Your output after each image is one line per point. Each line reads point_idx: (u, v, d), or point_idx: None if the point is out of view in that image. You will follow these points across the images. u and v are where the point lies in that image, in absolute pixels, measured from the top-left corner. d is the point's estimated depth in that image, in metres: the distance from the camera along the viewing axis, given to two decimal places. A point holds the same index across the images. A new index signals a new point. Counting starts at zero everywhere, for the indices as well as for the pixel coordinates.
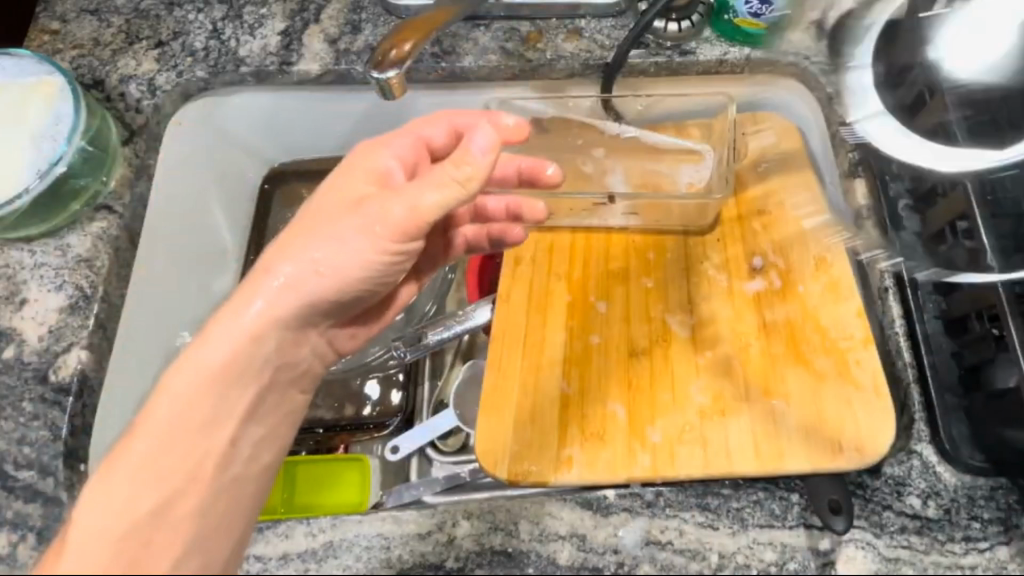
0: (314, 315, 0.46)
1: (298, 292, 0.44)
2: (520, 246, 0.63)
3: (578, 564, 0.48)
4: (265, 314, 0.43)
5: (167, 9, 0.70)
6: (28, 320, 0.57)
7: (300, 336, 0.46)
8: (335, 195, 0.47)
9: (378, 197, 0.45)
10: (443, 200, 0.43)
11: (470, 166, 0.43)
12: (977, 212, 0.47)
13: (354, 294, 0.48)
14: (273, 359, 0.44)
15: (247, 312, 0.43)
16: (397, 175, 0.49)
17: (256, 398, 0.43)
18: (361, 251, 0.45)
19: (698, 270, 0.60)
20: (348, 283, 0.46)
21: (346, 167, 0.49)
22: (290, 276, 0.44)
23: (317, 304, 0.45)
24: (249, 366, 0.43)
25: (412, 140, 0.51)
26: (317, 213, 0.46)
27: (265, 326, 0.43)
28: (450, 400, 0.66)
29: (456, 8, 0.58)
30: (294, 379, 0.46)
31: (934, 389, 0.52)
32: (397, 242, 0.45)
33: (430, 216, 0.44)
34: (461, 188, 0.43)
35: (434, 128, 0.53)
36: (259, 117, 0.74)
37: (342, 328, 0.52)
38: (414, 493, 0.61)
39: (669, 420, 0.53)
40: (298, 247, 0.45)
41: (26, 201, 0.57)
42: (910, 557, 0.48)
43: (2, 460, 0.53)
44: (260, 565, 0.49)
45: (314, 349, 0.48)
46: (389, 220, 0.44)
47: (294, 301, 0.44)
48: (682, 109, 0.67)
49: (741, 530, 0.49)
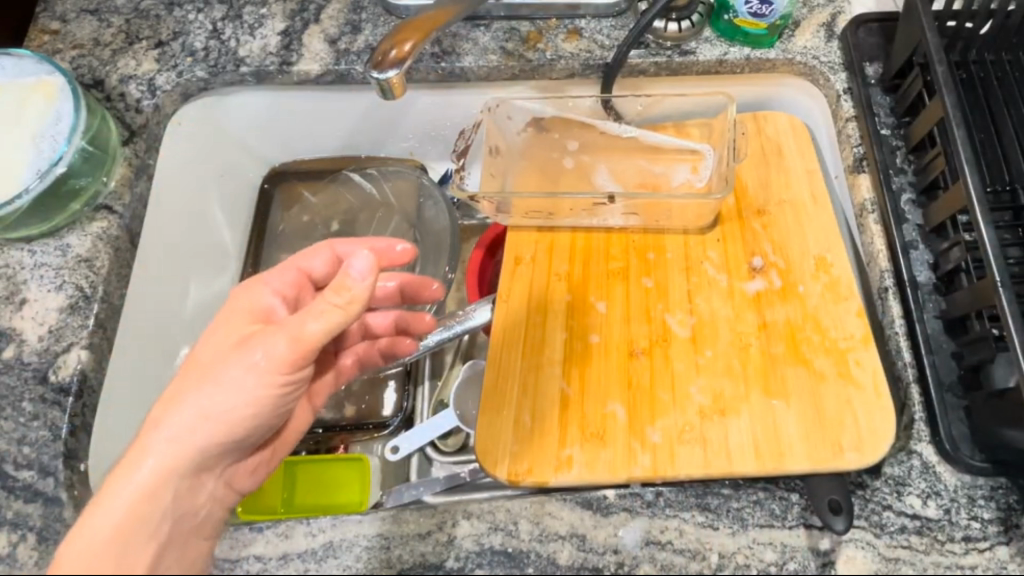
0: (210, 459, 0.41)
1: (189, 443, 0.40)
2: (520, 245, 0.64)
3: (577, 564, 0.48)
4: (158, 468, 0.39)
5: (167, 9, 0.71)
6: (28, 320, 0.57)
7: (196, 480, 0.41)
8: (216, 347, 0.44)
9: (262, 332, 0.42)
10: (328, 326, 0.41)
11: (349, 291, 0.41)
12: (977, 212, 0.48)
13: (253, 433, 0.43)
14: (171, 511, 0.39)
15: (137, 469, 0.38)
16: (281, 311, 0.47)
17: (157, 556, 0.38)
18: (253, 387, 0.41)
19: (696, 271, 0.60)
20: (244, 425, 0.42)
21: (228, 306, 0.47)
22: (178, 427, 0.40)
23: (209, 452, 0.41)
24: (162, 505, 0.38)
25: (293, 274, 0.50)
26: (200, 364, 0.43)
27: (162, 481, 0.39)
28: (451, 400, 0.66)
29: (456, 8, 0.57)
30: (195, 530, 0.41)
31: (935, 388, 0.52)
32: (288, 374, 0.42)
33: (316, 344, 0.41)
34: (344, 312, 0.41)
35: (317, 261, 0.51)
36: (259, 116, 0.74)
37: (244, 464, 0.46)
38: (414, 494, 0.61)
39: (669, 420, 0.53)
40: (186, 395, 0.41)
41: (25, 201, 0.56)
42: (910, 557, 0.48)
43: (2, 460, 0.53)
44: (260, 565, 0.48)
45: (212, 495, 0.43)
46: (276, 352, 0.41)
47: (184, 456, 0.40)
48: (680, 110, 0.67)
49: (741, 530, 0.49)
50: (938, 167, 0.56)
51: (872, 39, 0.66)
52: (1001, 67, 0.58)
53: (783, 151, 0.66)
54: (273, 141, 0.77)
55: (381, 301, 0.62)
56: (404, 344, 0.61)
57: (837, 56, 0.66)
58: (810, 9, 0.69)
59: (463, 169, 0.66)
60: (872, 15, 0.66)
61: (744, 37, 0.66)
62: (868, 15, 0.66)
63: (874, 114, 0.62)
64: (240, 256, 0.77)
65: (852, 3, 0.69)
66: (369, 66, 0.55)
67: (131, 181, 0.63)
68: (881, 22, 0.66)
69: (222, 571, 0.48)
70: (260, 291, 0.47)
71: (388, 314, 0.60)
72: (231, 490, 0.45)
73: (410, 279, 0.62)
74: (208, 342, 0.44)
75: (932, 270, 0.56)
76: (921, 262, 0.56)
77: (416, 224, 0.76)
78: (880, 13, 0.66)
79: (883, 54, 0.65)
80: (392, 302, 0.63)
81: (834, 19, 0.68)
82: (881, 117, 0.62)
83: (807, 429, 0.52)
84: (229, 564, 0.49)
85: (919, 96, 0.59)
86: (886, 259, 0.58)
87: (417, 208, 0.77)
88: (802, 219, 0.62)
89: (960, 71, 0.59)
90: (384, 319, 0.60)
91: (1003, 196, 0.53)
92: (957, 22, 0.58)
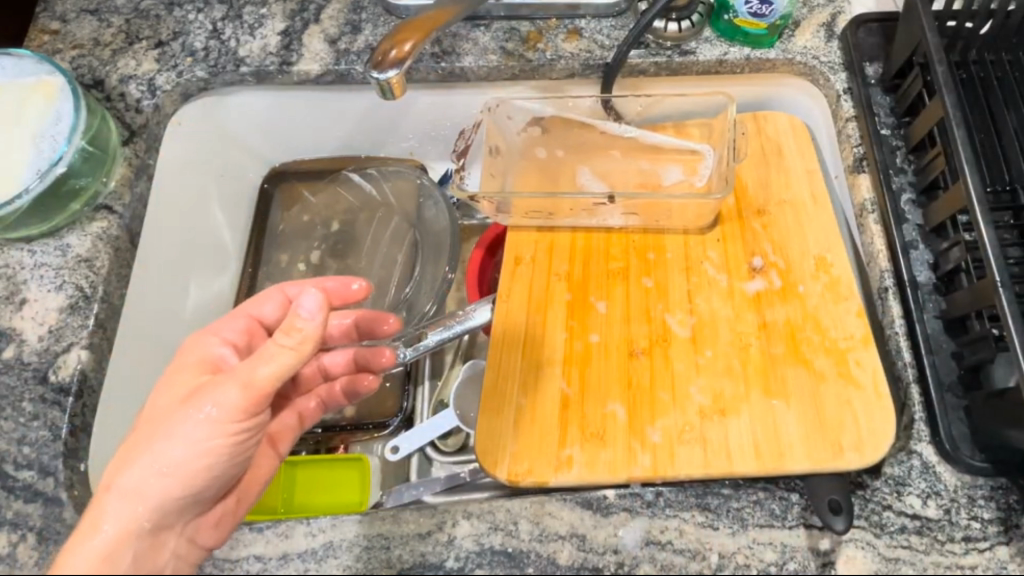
0: (168, 516, 0.41)
1: (144, 503, 0.40)
2: (521, 245, 0.64)
3: (577, 564, 0.48)
4: (118, 531, 0.39)
5: (167, 10, 0.71)
6: (28, 320, 0.57)
7: (157, 538, 0.41)
8: (169, 402, 0.43)
9: (211, 382, 0.42)
10: (277, 371, 0.40)
11: (301, 331, 0.40)
12: (977, 212, 0.48)
13: (212, 485, 0.43)
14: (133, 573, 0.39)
15: (95, 536, 0.38)
16: (231, 360, 0.47)
17: None
18: (205, 439, 0.40)
19: (695, 271, 0.60)
20: (200, 478, 0.41)
21: (176, 362, 0.47)
22: (131, 488, 0.39)
23: (165, 510, 0.41)
24: (121, 567, 0.39)
25: (242, 321, 0.50)
26: (154, 420, 0.42)
27: (121, 544, 0.39)
28: (451, 400, 0.66)
29: (456, 8, 0.57)
30: None
31: (935, 388, 0.52)
32: (242, 422, 0.41)
33: (267, 389, 0.40)
34: (295, 354, 0.40)
35: (267, 306, 0.51)
36: (259, 116, 0.74)
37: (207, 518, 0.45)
38: (414, 493, 0.61)
39: (669, 419, 0.53)
40: (139, 453, 0.40)
41: (25, 201, 0.56)
42: (910, 557, 0.48)
43: (2, 460, 0.53)
44: (260, 565, 0.48)
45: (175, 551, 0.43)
46: (225, 402, 0.40)
47: (143, 515, 0.40)
48: (679, 110, 0.67)
49: (741, 530, 0.49)
50: (938, 167, 0.56)
51: (872, 39, 0.66)
52: (1001, 67, 0.58)
53: (783, 151, 0.66)
54: (273, 142, 0.77)
55: (337, 339, 0.60)
56: (365, 380, 0.58)
57: (837, 56, 0.66)
58: (810, 9, 0.69)
59: (463, 169, 0.66)
60: (872, 15, 0.66)
61: (744, 37, 0.66)
62: (868, 15, 0.66)
63: (874, 114, 0.62)
64: (240, 256, 0.76)
65: (852, 3, 0.69)
66: (369, 66, 0.55)
67: (130, 181, 0.63)
68: (881, 21, 0.66)
69: (221, 571, 0.48)
70: (208, 343, 0.47)
71: (344, 352, 0.58)
72: (201, 541, 0.45)
73: (363, 314, 0.60)
74: (157, 400, 0.44)
75: (932, 270, 0.56)
76: (921, 262, 0.56)
77: (416, 224, 0.76)
78: (880, 13, 0.66)
79: (883, 54, 0.65)
80: (348, 339, 0.60)
81: (834, 19, 0.68)
82: (881, 117, 0.62)
83: (807, 429, 0.52)
84: (227, 564, 0.49)
85: (919, 96, 0.59)
86: (886, 259, 0.58)
87: (418, 208, 0.76)
88: (802, 219, 0.62)
89: (960, 71, 0.59)
90: (341, 358, 0.58)
91: (1003, 196, 0.53)
92: (958, 22, 0.58)
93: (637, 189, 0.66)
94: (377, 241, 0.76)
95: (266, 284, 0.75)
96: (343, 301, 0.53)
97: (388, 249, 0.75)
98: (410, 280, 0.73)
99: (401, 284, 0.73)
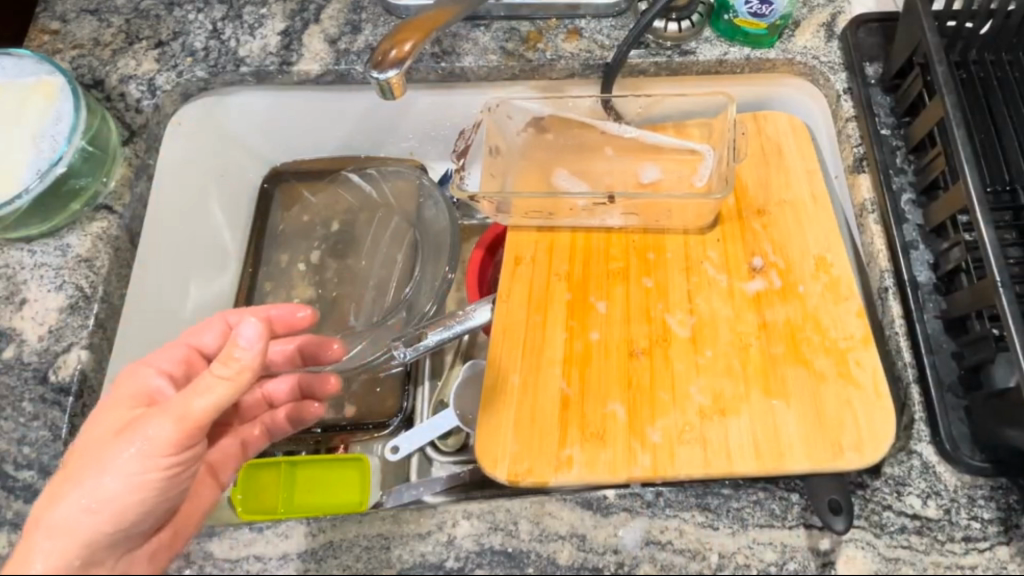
0: (100, 552, 0.40)
1: (72, 539, 0.39)
2: (521, 245, 0.63)
3: (577, 564, 0.48)
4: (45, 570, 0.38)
5: (167, 9, 0.70)
6: (28, 320, 0.57)
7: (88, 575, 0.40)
8: (101, 433, 0.43)
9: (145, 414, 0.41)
10: (212, 403, 0.40)
11: (238, 361, 0.39)
12: (977, 212, 0.48)
13: (147, 520, 0.42)
14: None
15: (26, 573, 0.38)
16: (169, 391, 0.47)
17: None
18: (136, 474, 0.40)
19: (695, 271, 0.60)
20: (132, 513, 0.41)
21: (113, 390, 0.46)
22: (61, 524, 0.39)
23: (95, 546, 0.40)
24: None
25: (181, 350, 0.49)
26: (88, 452, 0.42)
27: None
28: (451, 400, 0.65)
29: (456, 8, 0.57)
30: None
31: (935, 389, 0.52)
32: (174, 456, 0.40)
33: (201, 422, 0.40)
34: (230, 385, 0.40)
35: (208, 334, 0.50)
36: (259, 116, 0.74)
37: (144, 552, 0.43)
38: (414, 493, 0.61)
39: (669, 420, 0.53)
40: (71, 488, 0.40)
41: (25, 202, 0.56)
42: (910, 557, 0.48)
43: (2, 460, 0.53)
44: (260, 565, 0.48)
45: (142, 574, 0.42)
46: (156, 436, 0.40)
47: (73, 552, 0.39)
48: (678, 110, 0.67)
49: (741, 530, 0.49)
50: (938, 167, 0.56)
51: (872, 39, 0.66)
52: (1000, 67, 0.58)
53: (783, 150, 0.66)
54: (273, 141, 0.77)
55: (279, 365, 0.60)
56: (311, 407, 0.58)
57: (838, 56, 0.66)
58: (810, 9, 0.69)
59: (463, 169, 0.66)
60: (873, 15, 0.66)
61: (745, 37, 0.66)
62: (868, 14, 0.66)
63: (874, 114, 0.62)
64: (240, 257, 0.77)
65: (852, 3, 0.69)
66: (369, 66, 0.55)
67: (130, 180, 0.63)
68: (882, 21, 0.66)
69: (222, 572, 0.48)
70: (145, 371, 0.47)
71: (289, 378, 0.57)
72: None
73: (308, 340, 0.59)
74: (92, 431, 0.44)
75: (932, 270, 0.56)
76: (921, 262, 0.56)
77: (417, 224, 0.76)
78: (880, 13, 0.66)
79: (883, 54, 0.65)
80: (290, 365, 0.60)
81: (834, 19, 0.68)
82: (881, 117, 0.62)
83: (804, 432, 0.52)
84: (228, 564, 0.49)
85: (919, 96, 0.59)
86: (886, 259, 0.58)
87: (419, 207, 0.76)
88: (801, 218, 0.62)
89: (960, 71, 0.59)
90: (285, 386, 0.57)
91: (1003, 196, 0.53)
92: (958, 22, 0.58)
93: (637, 188, 0.66)
94: (378, 241, 0.76)
95: (266, 284, 0.75)
96: (288, 327, 0.53)
97: (388, 250, 0.75)
98: (409, 281, 0.73)
99: (400, 285, 0.73)
